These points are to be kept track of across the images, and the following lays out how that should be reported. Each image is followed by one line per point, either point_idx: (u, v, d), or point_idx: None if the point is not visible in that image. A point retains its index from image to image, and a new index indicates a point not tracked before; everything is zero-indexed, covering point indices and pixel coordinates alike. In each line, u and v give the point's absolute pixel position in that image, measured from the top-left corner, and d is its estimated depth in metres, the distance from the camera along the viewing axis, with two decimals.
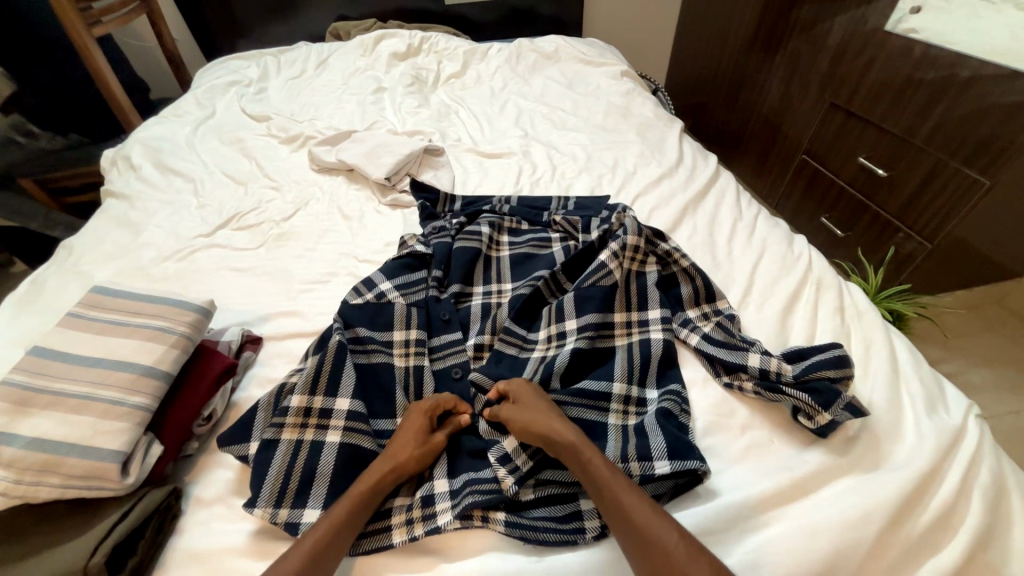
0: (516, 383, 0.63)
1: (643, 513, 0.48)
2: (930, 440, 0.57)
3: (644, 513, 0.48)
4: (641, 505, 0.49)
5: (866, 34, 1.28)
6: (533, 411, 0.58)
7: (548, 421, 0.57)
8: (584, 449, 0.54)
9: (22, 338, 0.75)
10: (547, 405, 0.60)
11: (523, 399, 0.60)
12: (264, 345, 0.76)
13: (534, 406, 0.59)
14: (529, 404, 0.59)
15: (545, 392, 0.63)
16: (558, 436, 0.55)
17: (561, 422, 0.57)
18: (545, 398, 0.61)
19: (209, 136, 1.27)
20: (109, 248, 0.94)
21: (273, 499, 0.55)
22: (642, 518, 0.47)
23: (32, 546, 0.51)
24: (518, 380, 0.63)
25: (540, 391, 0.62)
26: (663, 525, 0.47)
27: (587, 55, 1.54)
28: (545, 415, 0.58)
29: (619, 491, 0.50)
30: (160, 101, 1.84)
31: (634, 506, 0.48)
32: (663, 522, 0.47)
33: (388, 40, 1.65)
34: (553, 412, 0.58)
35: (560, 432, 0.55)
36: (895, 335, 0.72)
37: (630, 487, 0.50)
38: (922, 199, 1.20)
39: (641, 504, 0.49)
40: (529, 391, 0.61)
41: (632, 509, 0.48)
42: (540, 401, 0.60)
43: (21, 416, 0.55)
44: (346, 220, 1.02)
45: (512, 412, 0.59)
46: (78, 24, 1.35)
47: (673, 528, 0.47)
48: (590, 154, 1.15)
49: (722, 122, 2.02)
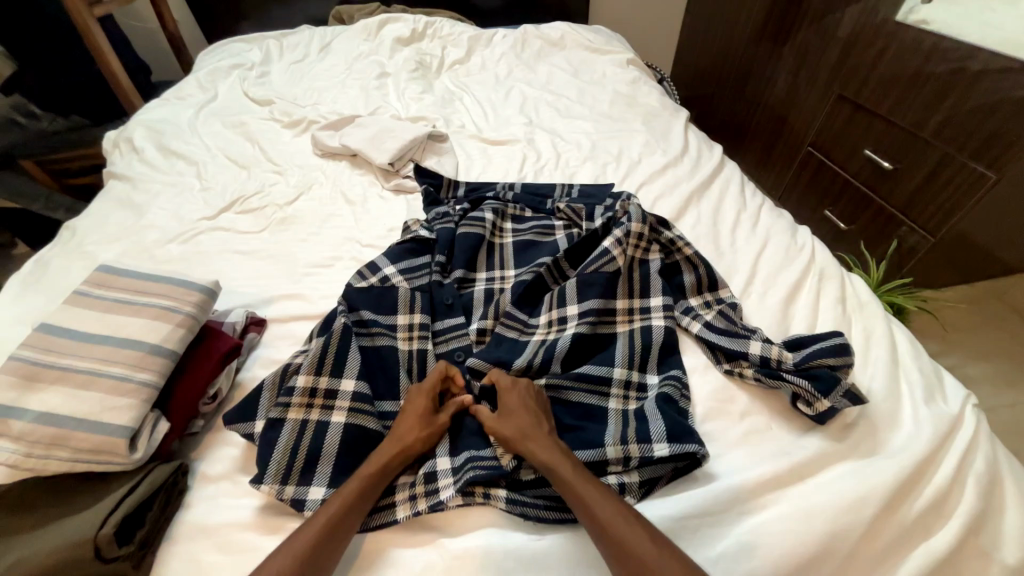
0: (503, 384, 0.62)
1: (619, 526, 0.48)
2: (928, 428, 0.57)
3: (619, 525, 0.48)
4: (618, 516, 0.49)
5: (877, 25, 1.27)
6: (512, 421, 0.57)
7: (525, 434, 0.56)
8: (561, 462, 0.53)
9: (28, 316, 0.76)
10: (529, 411, 0.58)
11: (507, 404, 0.59)
12: (267, 327, 0.77)
13: (513, 415, 0.58)
14: (509, 413, 0.58)
15: (533, 392, 0.62)
16: (537, 449, 0.54)
17: (539, 433, 0.56)
18: (530, 402, 0.60)
19: (211, 119, 1.26)
20: (112, 230, 0.94)
21: (280, 475, 0.56)
22: (618, 531, 0.47)
23: (40, 518, 0.51)
24: (505, 379, 0.62)
25: (528, 392, 0.61)
26: (639, 535, 0.47)
27: (593, 42, 1.53)
28: (524, 425, 0.56)
29: (595, 504, 0.50)
30: (161, 84, 1.83)
31: (610, 519, 0.48)
32: (639, 532, 0.47)
33: (392, 24, 1.64)
34: (533, 420, 0.57)
35: (536, 446, 0.54)
36: (896, 326, 0.72)
37: (608, 499, 0.50)
38: (928, 192, 1.19)
39: (617, 516, 0.49)
40: (511, 396, 0.60)
41: (608, 522, 0.48)
42: (520, 407, 0.59)
43: (30, 391, 0.56)
44: (349, 205, 1.02)
45: (491, 422, 0.58)
46: (79, 5, 1.33)
47: (649, 535, 0.47)
48: (595, 143, 1.14)
49: (727, 114, 2.00)
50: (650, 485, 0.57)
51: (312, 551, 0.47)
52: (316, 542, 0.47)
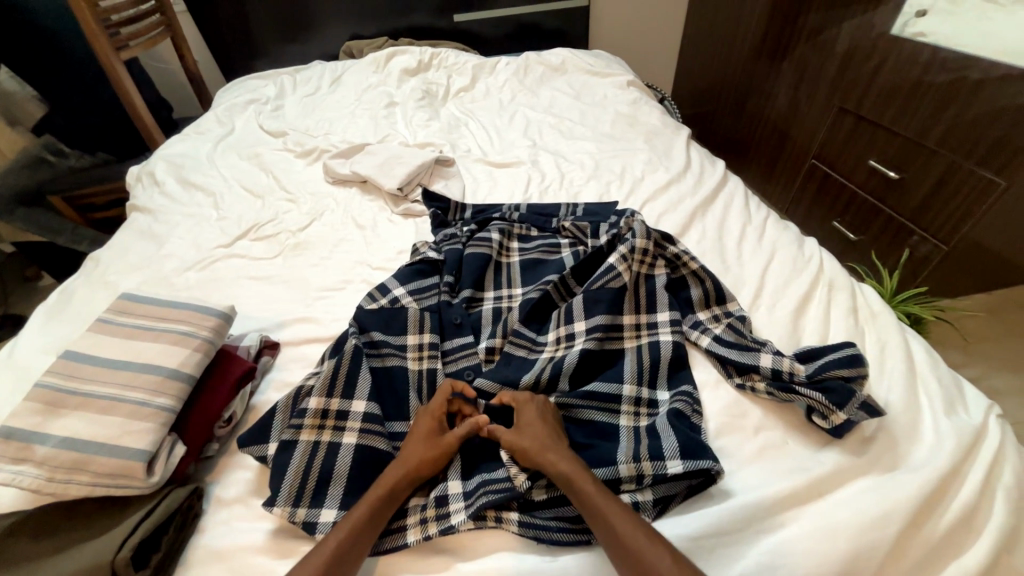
0: (517, 401, 0.62)
1: (639, 543, 0.47)
2: (950, 440, 0.56)
3: (639, 541, 0.47)
4: (636, 532, 0.48)
5: (873, 39, 1.29)
6: (529, 435, 0.58)
7: (543, 448, 0.56)
8: (580, 474, 0.53)
9: (52, 344, 0.78)
10: (545, 426, 0.59)
11: (524, 420, 0.60)
12: (281, 350, 0.78)
13: (531, 429, 0.58)
14: (526, 427, 0.59)
15: (548, 408, 0.62)
16: (556, 463, 0.54)
17: (556, 448, 0.56)
18: (546, 417, 0.60)
19: (228, 152, 1.32)
20: (134, 260, 0.98)
21: (292, 497, 0.56)
22: (637, 546, 0.47)
23: (60, 543, 0.52)
24: (521, 396, 0.63)
25: (543, 408, 0.61)
26: (659, 553, 0.46)
27: (594, 66, 1.57)
28: (542, 439, 0.57)
29: (615, 519, 0.49)
30: (182, 120, 1.92)
31: (629, 534, 0.48)
32: (658, 546, 0.47)
33: (399, 56, 1.71)
34: (550, 435, 0.58)
35: (555, 461, 0.55)
36: (910, 335, 0.71)
37: (626, 513, 0.50)
38: (936, 200, 1.19)
39: (635, 532, 0.48)
40: (528, 411, 0.61)
41: (627, 537, 0.48)
42: (537, 421, 0.59)
43: (53, 416, 0.57)
44: (360, 229, 1.05)
45: (507, 437, 0.58)
46: (107, 49, 1.42)
47: (667, 551, 0.47)
48: (598, 162, 1.17)
49: (729, 130, 2.03)
50: (665, 503, 0.56)
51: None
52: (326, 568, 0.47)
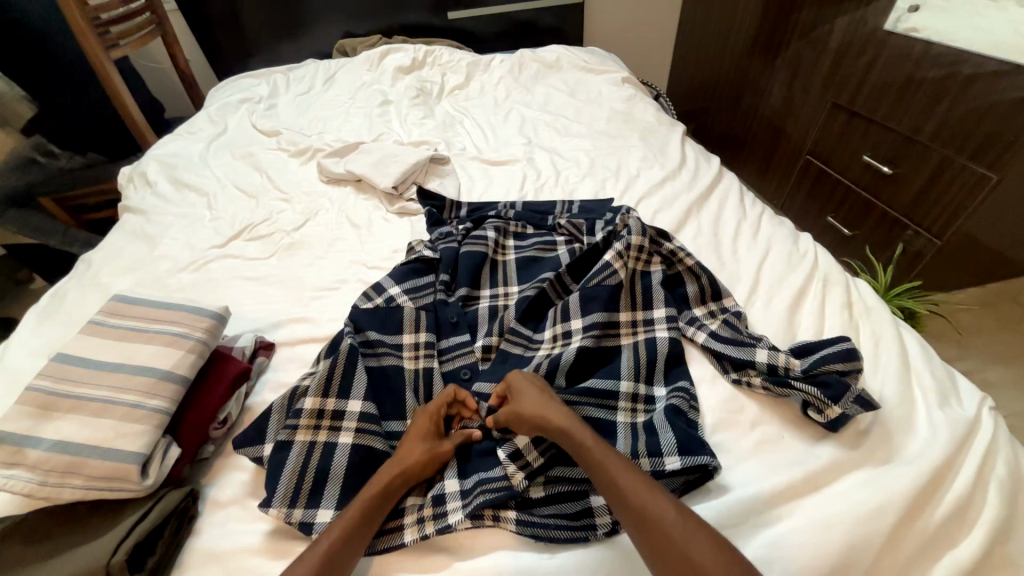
0: (514, 375, 0.63)
1: (638, 492, 0.48)
2: (945, 432, 0.56)
3: (640, 489, 0.48)
4: (635, 482, 0.49)
5: (866, 34, 1.29)
6: (527, 397, 0.59)
7: (540, 406, 0.57)
8: (578, 431, 0.54)
9: (44, 348, 0.78)
10: (540, 391, 0.60)
11: (519, 385, 0.61)
12: (276, 351, 0.78)
13: (527, 393, 0.60)
14: (522, 393, 0.60)
15: (537, 377, 0.63)
16: (554, 420, 0.55)
17: (554, 407, 0.57)
18: (540, 383, 0.61)
19: (221, 152, 1.30)
20: (126, 261, 0.97)
21: (288, 498, 0.56)
22: (637, 495, 0.48)
23: (54, 547, 0.52)
24: (513, 373, 0.64)
25: (537, 379, 0.62)
26: (659, 501, 0.47)
27: (589, 63, 1.57)
28: (538, 401, 0.58)
29: (614, 471, 0.50)
30: (173, 120, 1.90)
31: (628, 484, 0.49)
32: (658, 497, 0.47)
33: (393, 54, 1.70)
34: (547, 397, 0.59)
35: (553, 417, 0.56)
36: (904, 329, 0.72)
37: (625, 466, 0.51)
38: (929, 195, 1.19)
39: (635, 482, 0.49)
40: (523, 379, 0.62)
41: (628, 488, 0.48)
42: (532, 387, 0.61)
43: (45, 420, 0.57)
44: (354, 228, 1.04)
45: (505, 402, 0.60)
46: (97, 49, 1.40)
47: (670, 502, 0.47)
48: (593, 159, 1.16)
49: (723, 126, 2.03)
50: None
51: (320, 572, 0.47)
52: (321, 564, 0.47)
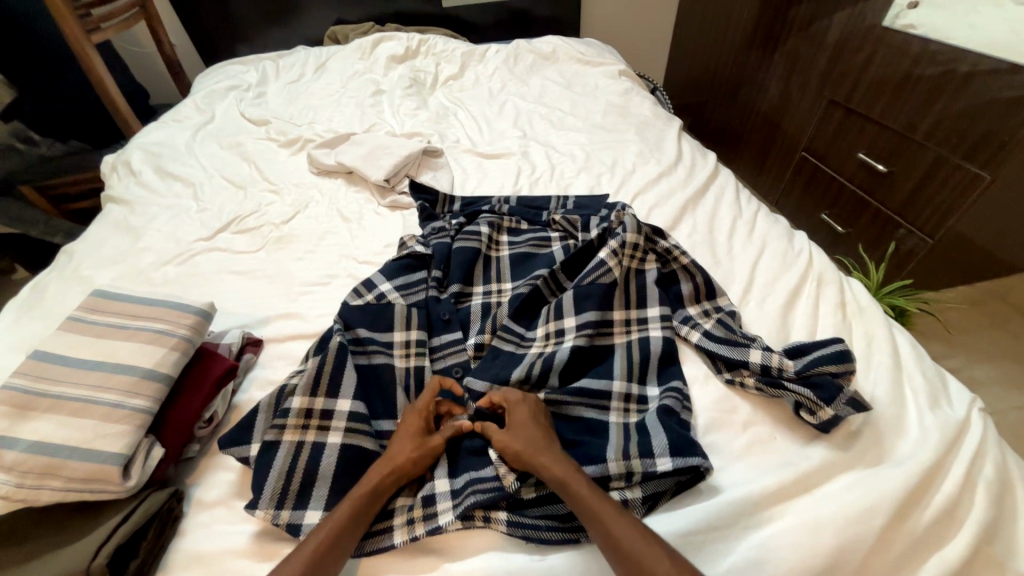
0: (512, 400, 0.61)
1: (635, 543, 0.47)
2: (935, 433, 0.57)
3: (636, 543, 0.47)
4: (633, 534, 0.48)
5: (865, 30, 1.29)
6: (523, 434, 0.57)
7: (537, 449, 0.55)
8: (573, 479, 0.53)
9: (22, 343, 0.75)
10: (538, 426, 0.58)
11: (517, 417, 0.59)
12: (264, 348, 0.76)
13: (524, 430, 0.57)
14: (517, 427, 0.58)
15: (539, 407, 0.61)
16: (551, 468, 0.53)
17: (549, 450, 0.55)
18: (539, 418, 0.60)
19: (208, 141, 1.27)
20: (109, 254, 0.94)
21: (275, 499, 0.55)
22: (634, 549, 0.47)
23: (33, 550, 0.51)
24: (513, 397, 0.61)
25: (535, 406, 0.61)
26: (656, 553, 0.46)
27: (585, 55, 1.54)
28: (535, 441, 0.56)
29: (611, 522, 0.49)
30: (159, 107, 1.85)
31: (624, 536, 0.48)
32: (655, 550, 0.47)
33: (386, 43, 1.66)
34: (542, 436, 0.57)
35: (548, 463, 0.54)
36: (897, 329, 0.72)
37: (622, 516, 0.49)
38: (922, 194, 1.20)
39: (632, 535, 0.48)
40: (521, 411, 0.60)
41: (624, 541, 0.47)
42: (529, 422, 0.58)
43: (22, 419, 0.55)
44: (345, 221, 1.02)
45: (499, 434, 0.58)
46: (77, 32, 1.35)
47: (665, 553, 0.47)
48: (589, 154, 1.15)
49: (720, 121, 2.02)
50: (653, 501, 0.56)
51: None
52: (307, 567, 0.47)
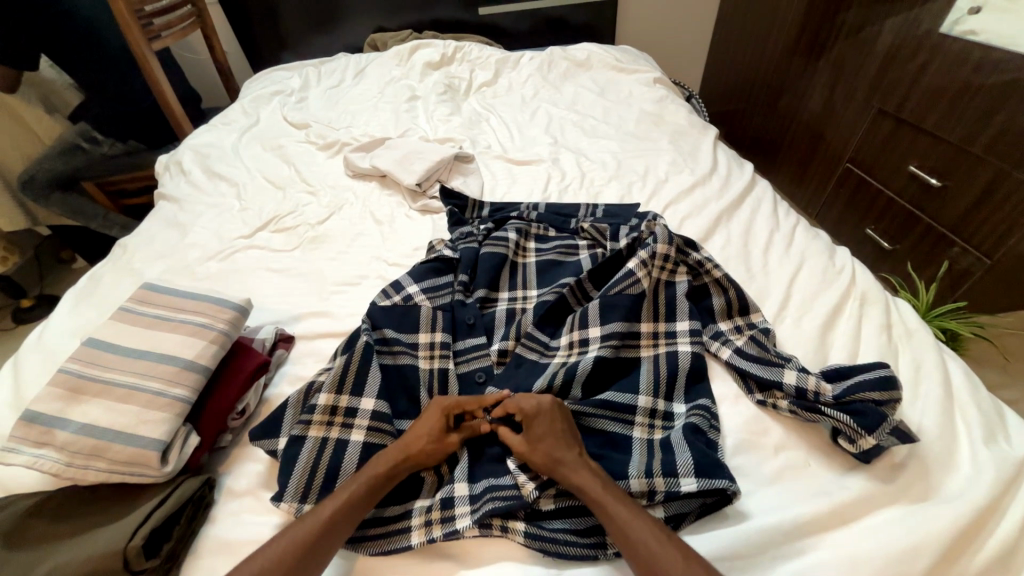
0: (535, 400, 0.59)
1: (650, 543, 0.47)
2: (990, 471, 0.53)
3: (652, 545, 0.46)
4: (649, 535, 0.47)
5: (919, 37, 1.22)
6: (546, 430, 0.56)
7: (561, 445, 0.55)
8: (593, 478, 0.52)
9: (79, 329, 0.81)
10: (561, 422, 0.57)
11: (540, 416, 0.57)
12: (295, 344, 0.79)
13: (545, 426, 0.57)
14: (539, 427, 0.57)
15: (557, 406, 0.59)
16: (573, 464, 0.53)
17: (570, 447, 0.55)
18: (561, 416, 0.58)
19: (252, 142, 1.33)
20: (159, 248, 1.00)
21: (299, 493, 0.57)
22: (649, 549, 0.46)
23: (76, 525, 0.54)
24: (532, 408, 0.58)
25: (553, 410, 0.58)
26: (671, 553, 0.46)
27: (621, 62, 1.53)
28: (556, 436, 0.56)
29: (628, 519, 0.48)
30: (211, 110, 1.96)
31: (642, 535, 0.47)
32: (670, 549, 0.46)
33: (423, 50, 1.70)
34: (564, 433, 0.56)
35: (570, 459, 0.54)
36: (948, 356, 0.67)
37: (639, 514, 0.49)
38: (983, 210, 1.12)
39: (648, 534, 0.47)
40: (543, 415, 0.57)
41: (640, 540, 0.47)
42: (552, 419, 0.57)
43: (74, 402, 0.59)
44: (377, 224, 1.05)
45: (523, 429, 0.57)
46: (138, 38, 1.44)
47: (680, 552, 0.46)
48: (621, 162, 1.14)
49: (757, 130, 1.96)
50: (676, 522, 0.54)
51: (312, 543, 0.49)
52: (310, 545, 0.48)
